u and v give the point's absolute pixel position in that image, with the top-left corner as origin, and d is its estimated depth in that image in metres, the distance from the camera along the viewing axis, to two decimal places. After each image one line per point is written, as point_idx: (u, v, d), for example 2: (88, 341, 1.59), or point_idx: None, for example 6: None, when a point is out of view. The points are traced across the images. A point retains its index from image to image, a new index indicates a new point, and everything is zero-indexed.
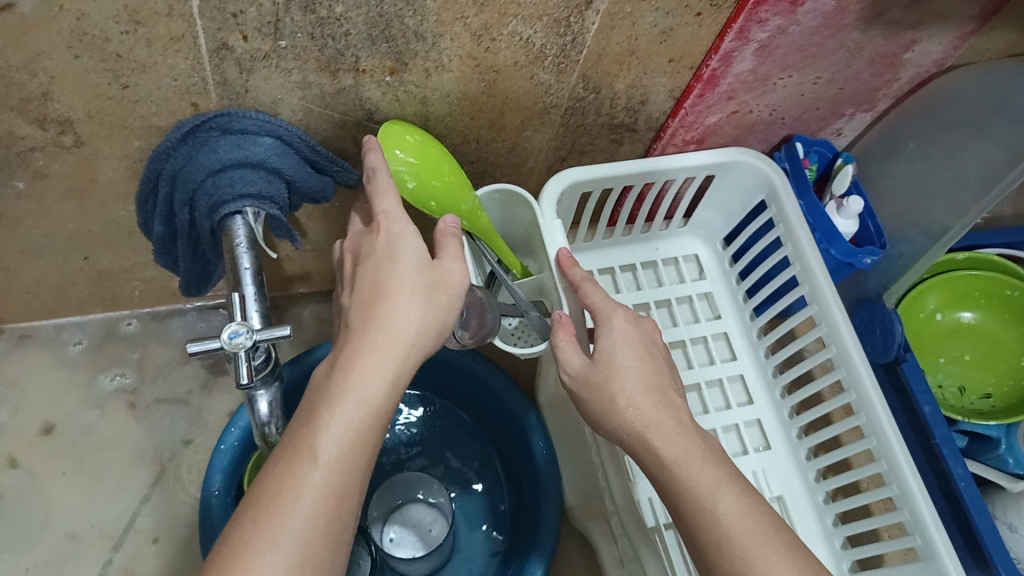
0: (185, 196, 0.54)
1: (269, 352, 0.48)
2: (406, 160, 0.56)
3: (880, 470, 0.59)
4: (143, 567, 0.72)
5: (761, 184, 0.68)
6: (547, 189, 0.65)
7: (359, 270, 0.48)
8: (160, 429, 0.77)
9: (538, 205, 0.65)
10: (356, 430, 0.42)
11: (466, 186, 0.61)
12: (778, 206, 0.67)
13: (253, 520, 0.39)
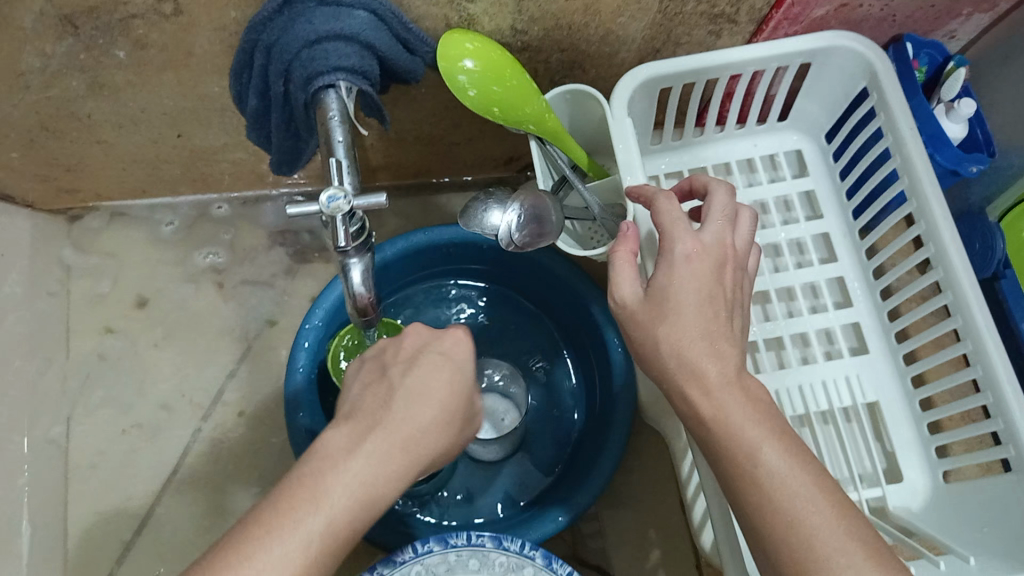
0: (281, 67, 0.55)
1: (364, 222, 0.48)
2: (469, 71, 0.57)
3: (974, 376, 0.57)
4: (230, 436, 0.75)
5: (862, 69, 0.65)
6: (617, 89, 0.64)
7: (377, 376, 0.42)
8: (246, 309, 0.79)
9: (609, 106, 0.64)
10: (328, 522, 0.37)
11: (533, 90, 0.61)
12: (880, 93, 0.64)
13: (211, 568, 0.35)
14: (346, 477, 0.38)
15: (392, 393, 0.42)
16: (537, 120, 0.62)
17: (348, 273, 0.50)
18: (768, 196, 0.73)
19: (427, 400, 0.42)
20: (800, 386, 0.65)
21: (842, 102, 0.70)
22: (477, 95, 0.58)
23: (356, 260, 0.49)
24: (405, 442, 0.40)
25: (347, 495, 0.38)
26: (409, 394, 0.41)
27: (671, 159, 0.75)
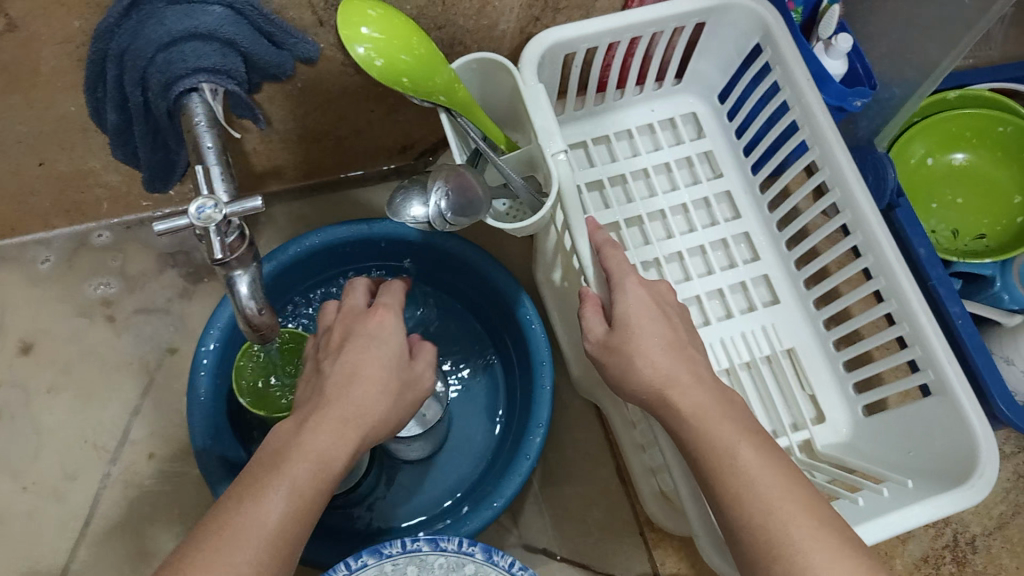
0: (136, 76, 0.51)
1: (243, 231, 0.45)
2: (371, 37, 0.54)
3: (890, 310, 0.59)
4: (141, 478, 0.71)
5: (756, 26, 0.65)
6: (525, 55, 0.62)
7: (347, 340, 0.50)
8: (144, 341, 0.75)
9: (518, 70, 0.61)
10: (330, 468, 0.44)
11: (440, 58, 0.59)
12: (774, 48, 0.64)
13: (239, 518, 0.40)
14: (273, 498, 0.41)
15: (331, 406, 0.46)
16: (447, 90, 0.59)
17: (234, 287, 0.47)
18: (669, 160, 0.73)
19: (352, 432, 0.45)
20: (720, 339, 0.67)
21: (737, 60, 0.70)
22: (385, 64, 0.55)
23: (241, 272, 0.47)
24: (323, 468, 0.43)
25: (275, 514, 0.41)
26: (331, 413, 0.45)
27: (579, 126, 0.74)
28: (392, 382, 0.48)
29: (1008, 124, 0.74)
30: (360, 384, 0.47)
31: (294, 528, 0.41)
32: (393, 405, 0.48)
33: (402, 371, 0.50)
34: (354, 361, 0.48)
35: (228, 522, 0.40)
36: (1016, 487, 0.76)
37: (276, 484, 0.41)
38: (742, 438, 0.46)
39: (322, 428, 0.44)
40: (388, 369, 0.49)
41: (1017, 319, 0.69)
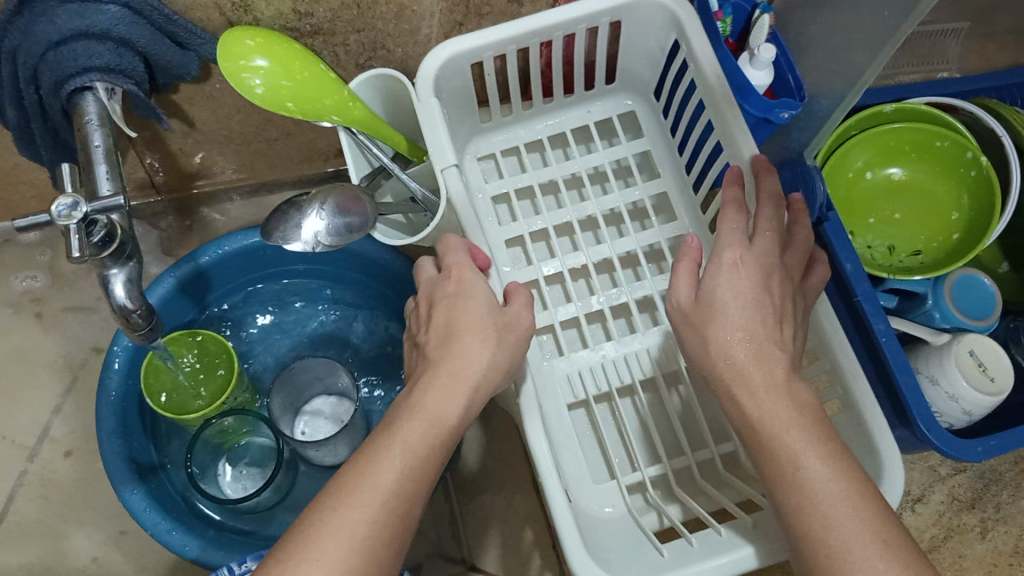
0: (27, 72, 0.51)
1: (111, 230, 0.46)
2: (250, 66, 0.54)
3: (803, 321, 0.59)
4: (58, 476, 0.74)
5: (671, 23, 0.65)
6: (421, 71, 0.61)
7: (433, 311, 0.51)
8: (70, 339, 0.78)
9: (414, 85, 0.62)
10: (434, 436, 0.44)
11: (334, 80, 0.57)
12: (688, 44, 0.64)
13: (345, 491, 0.41)
14: (392, 458, 0.42)
15: (449, 369, 0.47)
16: (342, 111, 0.58)
17: (109, 285, 0.49)
18: (604, 161, 0.71)
19: (467, 394, 0.47)
20: (626, 356, 0.66)
21: (661, 58, 0.69)
22: (265, 89, 0.54)
23: (116, 271, 0.48)
24: (445, 430, 0.45)
25: (394, 476, 0.42)
26: (444, 377, 0.47)
27: (508, 133, 0.74)
28: (498, 332, 0.49)
29: (947, 138, 0.72)
30: (461, 343, 0.48)
31: (415, 485, 0.43)
32: (503, 354, 0.49)
33: (504, 321, 0.50)
34: (454, 317, 0.49)
35: (357, 477, 0.41)
36: (950, 510, 0.77)
37: (397, 443, 0.43)
38: (811, 444, 0.45)
39: (442, 392, 0.46)
40: (486, 322, 0.49)
41: (943, 338, 0.68)
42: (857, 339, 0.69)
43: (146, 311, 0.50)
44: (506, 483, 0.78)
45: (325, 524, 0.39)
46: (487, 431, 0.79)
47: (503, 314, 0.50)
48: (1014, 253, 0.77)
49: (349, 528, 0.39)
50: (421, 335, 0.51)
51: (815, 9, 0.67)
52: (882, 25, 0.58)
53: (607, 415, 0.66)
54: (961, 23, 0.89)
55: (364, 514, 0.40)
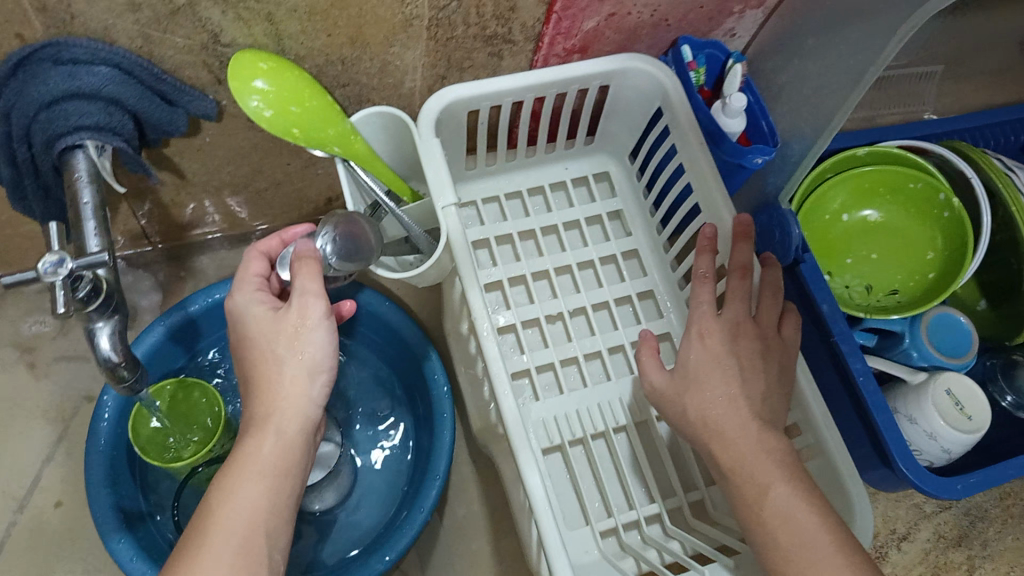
0: (20, 132, 0.53)
1: (97, 284, 0.48)
2: (261, 90, 0.56)
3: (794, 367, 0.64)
4: (46, 526, 0.75)
5: (655, 91, 0.68)
6: (423, 110, 0.64)
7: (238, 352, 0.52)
8: (62, 386, 0.80)
9: (415, 126, 0.64)
10: (269, 477, 0.47)
11: (333, 108, 0.61)
12: (671, 111, 0.68)
13: (188, 554, 0.44)
14: (222, 521, 0.45)
15: (260, 413, 0.49)
16: (343, 141, 0.62)
17: (94, 338, 0.50)
18: (581, 218, 0.75)
19: (279, 429, 0.48)
20: (597, 403, 0.69)
21: (642, 123, 0.72)
22: (274, 115, 0.57)
23: (101, 324, 0.50)
24: (281, 466, 0.48)
25: (238, 523, 0.45)
26: (255, 425, 0.48)
27: (489, 182, 0.76)
28: (286, 344, 0.49)
29: (919, 180, 0.74)
30: (268, 381, 0.49)
31: (259, 532, 0.45)
32: (311, 357, 0.50)
33: (279, 323, 0.50)
34: (251, 362, 0.50)
35: (194, 550, 0.44)
36: (937, 547, 0.78)
37: (225, 503, 0.46)
38: (770, 481, 0.53)
39: (262, 438, 0.48)
40: (269, 339, 0.50)
41: (920, 376, 0.69)
42: (836, 380, 0.71)
43: (131, 363, 0.52)
44: (492, 525, 0.79)
45: None
46: (473, 473, 0.80)
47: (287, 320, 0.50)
48: (990, 290, 0.77)
49: None
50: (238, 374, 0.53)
51: (787, 57, 0.69)
52: (848, 74, 0.60)
53: (581, 455, 0.70)
54: (934, 67, 0.89)
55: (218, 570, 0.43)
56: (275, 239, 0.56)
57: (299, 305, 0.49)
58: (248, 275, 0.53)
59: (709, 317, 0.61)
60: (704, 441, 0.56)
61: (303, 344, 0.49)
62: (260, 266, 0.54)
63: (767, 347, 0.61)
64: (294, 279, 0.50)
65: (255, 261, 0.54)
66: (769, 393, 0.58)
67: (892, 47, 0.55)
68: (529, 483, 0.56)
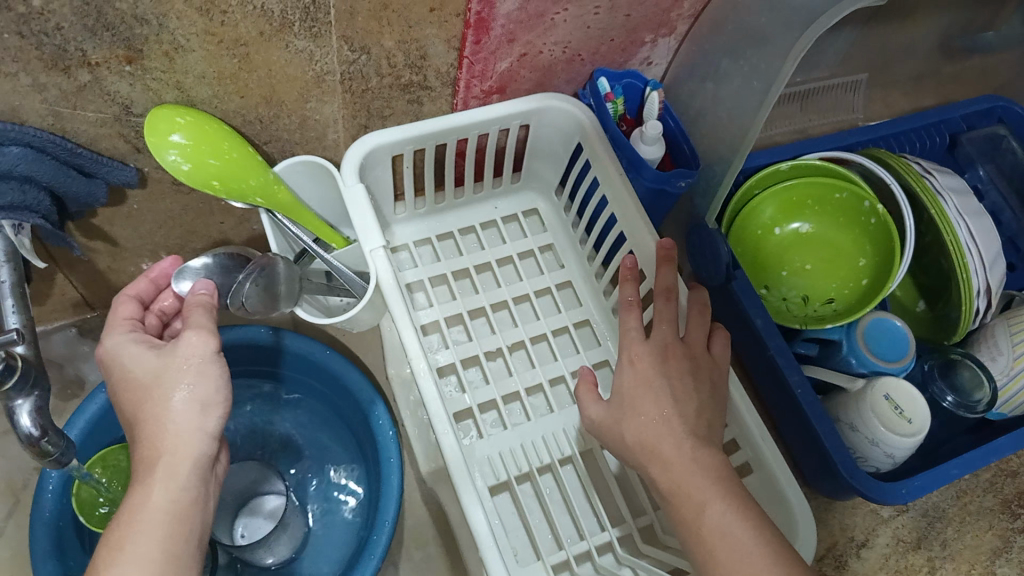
0: None
1: (10, 362, 0.48)
2: (179, 144, 0.55)
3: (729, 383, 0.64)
4: None
5: (575, 126, 0.70)
6: (346, 157, 0.65)
7: (121, 398, 0.50)
8: (10, 460, 0.81)
9: (340, 174, 0.65)
10: (165, 523, 0.46)
11: (254, 159, 0.61)
12: (590, 145, 0.70)
13: None
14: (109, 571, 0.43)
15: (147, 458, 0.47)
16: (265, 191, 0.61)
17: (16, 416, 0.51)
18: (513, 253, 0.77)
19: (170, 472, 0.47)
20: (541, 436, 0.70)
21: (565, 157, 0.75)
22: (193, 168, 0.56)
23: (21, 401, 0.50)
24: (174, 512, 0.46)
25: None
26: (144, 470, 0.47)
27: (421, 225, 0.78)
28: (169, 378, 0.49)
29: (844, 189, 0.76)
30: (155, 422, 0.48)
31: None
32: (199, 391, 0.49)
33: (166, 361, 0.50)
34: (137, 403, 0.49)
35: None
36: (896, 552, 0.78)
37: (112, 553, 0.44)
38: (710, 498, 0.52)
39: (151, 482, 0.46)
40: (150, 378, 0.49)
41: (858, 383, 0.70)
42: (776, 392, 0.71)
43: (54, 437, 0.52)
44: (451, 567, 0.78)
45: None
46: (430, 515, 0.81)
47: (173, 355, 0.50)
48: (927, 292, 0.80)
49: None
50: (123, 422, 0.52)
51: (700, 82, 0.70)
52: (757, 95, 0.62)
53: (529, 491, 0.70)
54: (860, 76, 0.89)
55: None
56: (144, 281, 0.58)
57: (186, 338, 0.50)
58: (118, 318, 0.55)
59: (638, 342, 0.62)
60: (639, 464, 0.56)
61: (191, 377, 0.49)
62: (130, 308, 0.56)
63: (698, 366, 0.62)
64: (185, 321, 0.52)
65: (125, 304, 0.56)
66: (704, 412, 0.59)
67: (791, 64, 0.57)
68: (473, 516, 0.56)
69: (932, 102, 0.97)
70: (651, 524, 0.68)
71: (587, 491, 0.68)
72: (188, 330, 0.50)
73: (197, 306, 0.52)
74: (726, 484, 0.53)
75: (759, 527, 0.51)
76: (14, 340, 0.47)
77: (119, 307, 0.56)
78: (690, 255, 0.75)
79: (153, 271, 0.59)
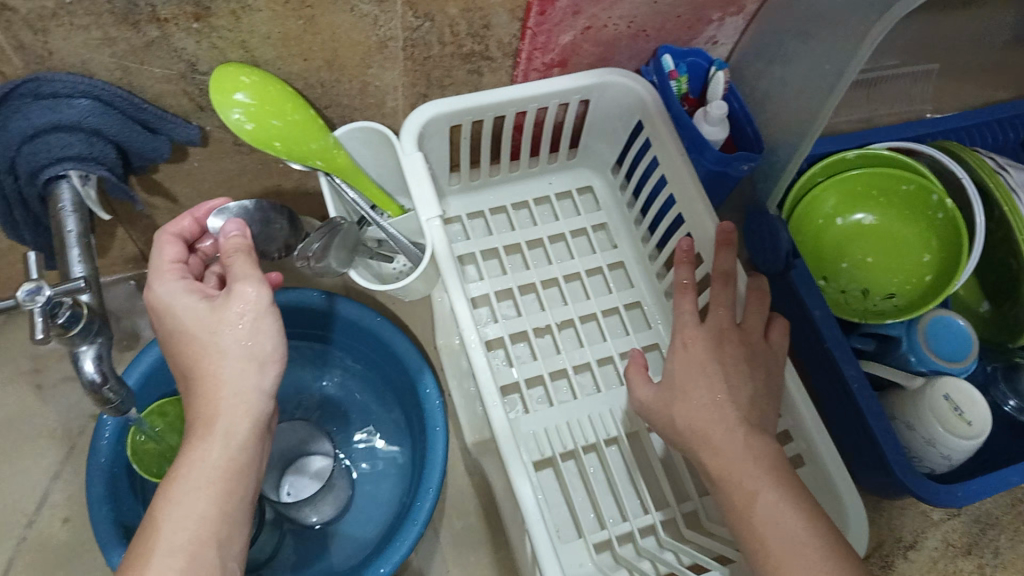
0: (6, 163, 0.55)
1: (76, 309, 0.50)
2: (243, 103, 0.55)
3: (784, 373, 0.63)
4: (54, 542, 0.79)
5: (637, 104, 0.69)
6: (405, 124, 0.65)
7: (174, 349, 0.50)
8: (68, 407, 0.84)
9: (398, 141, 0.65)
10: (219, 481, 0.46)
11: (315, 122, 0.61)
12: (652, 123, 0.68)
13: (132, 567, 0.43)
14: (167, 527, 0.44)
15: (204, 415, 0.48)
16: (325, 155, 0.62)
17: (79, 362, 0.53)
18: (565, 230, 0.76)
19: (227, 430, 0.47)
20: (586, 416, 0.69)
21: (625, 136, 0.74)
22: (255, 127, 0.56)
23: (85, 347, 0.52)
24: (229, 469, 0.47)
25: (183, 533, 0.44)
26: (202, 426, 0.47)
27: (474, 198, 0.77)
28: (226, 336, 0.49)
29: (911, 181, 0.73)
30: (213, 379, 0.48)
31: (208, 543, 0.44)
32: (255, 349, 0.49)
33: (219, 317, 0.49)
34: (192, 358, 0.49)
35: (139, 558, 0.43)
36: (946, 556, 0.76)
37: (171, 508, 0.45)
38: (760, 486, 0.52)
39: (207, 440, 0.47)
40: (207, 333, 0.49)
41: (917, 380, 0.68)
42: (830, 386, 0.70)
43: (117, 385, 0.54)
44: (491, 538, 0.79)
45: None
46: (472, 487, 0.82)
47: (226, 310, 0.49)
48: (991, 291, 0.76)
49: None
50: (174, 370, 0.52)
51: (767, 63, 0.68)
52: (828, 77, 0.60)
53: (573, 468, 0.70)
54: (929, 66, 0.84)
55: None
56: (187, 219, 0.56)
57: (237, 290, 0.49)
58: (164, 262, 0.52)
59: (692, 325, 0.62)
60: (688, 448, 0.56)
61: (248, 334, 0.49)
62: (175, 250, 0.53)
63: (751, 353, 0.61)
64: (227, 269, 0.50)
65: (170, 246, 0.53)
66: (756, 399, 0.58)
67: (866, 46, 0.55)
68: (521, 490, 0.56)
69: (1010, 94, 0.93)
70: (695, 510, 0.67)
71: (632, 474, 0.68)
72: (239, 282, 0.49)
73: (231, 253, 0.50)
74: (777, 473, 0.53)
75: (809, 518, 0.50)
76: (80, 287, 0.49)
77: (163, 251, 0.53)
78: (748, 242, 0.74)
79: (197, 210, 0.57)
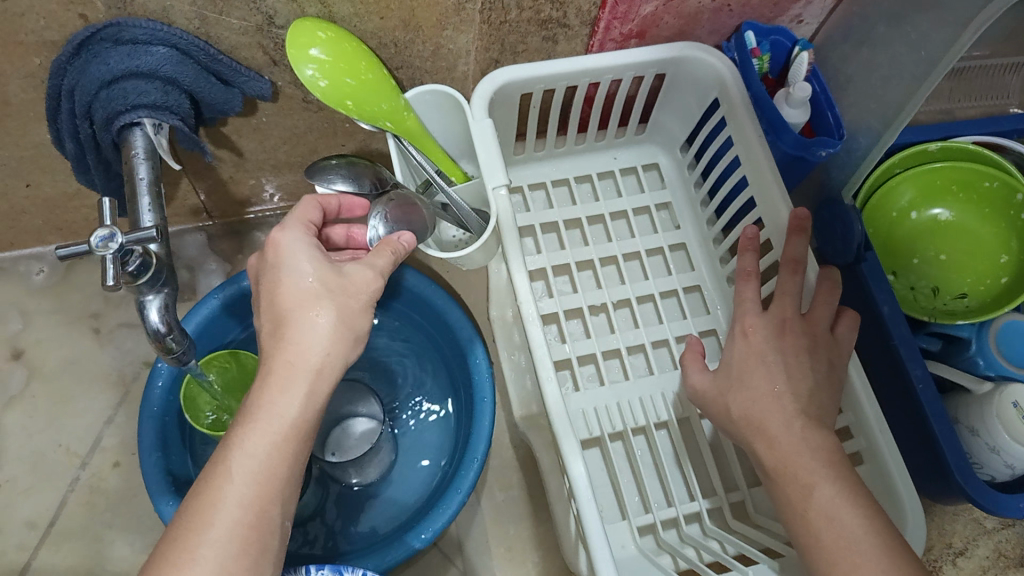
0: (83, 108, 0.55)
1: (146, 258, 0.50)
2: (319, 58, 0.54)
3: (851, 366, 0.61)
4: (105, 484, 0.81)
5: (714, 83, 0.67)
6: (477, 90, 0.64)
7: (265, 291, 0.48)
8: (124, 353, 0.86)
9: (469, 106, 0.64)
10: (290, 437, 0.45)
11: (388, 82, 0.60)
12: (729, 103, 0.66)
13: (194, 511, 0.42)
14: (238, 475, 0.43)
15: (281, 364, 0.46)
16: (395, 117, 0.61)
17: (145, 310, 0.53)
18: (627, 208, 0.75)
19: (308, 388, 0.46)
20: (638, 397, 0.68)
21: (697, 114, 0.71)
22: (329, 85, 0.55)
23: (151, 297, 0.52)
24: (301, 425, 0.45)
25: (249, 483, 0.43)
26: (282, 376, 0.45)
27: (536, 168, 0.76)
28: (335, 301, 0.47)
29: (995, 178, 0.70)
30: (300, 330, 0.46)
31: (273, 498, 0.43)
32: (351, 315, 0.48)
33: (334, 285, 0.48)
34: (285, 308, 0.47)
35: (206, 501, 0.42)
36: (995, 566, 0.76)
37: (241, 454, 0.43)
38: (819, 480, 0.50)
39: (284, 391, 0.45)
40: (316, 293, 0.47)
41: (985, 386, 0.66)
42: (891, 384, 0.68)
43: (179, 336, 0.54)
44: (532, 511, 0.80)
45: (178, 557, 0.40)
46: (515, 459, 0.82)
47: (344, 280, 0.48)
48: None
49: (205, 547, 0.40)
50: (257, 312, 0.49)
51: (856, 46, 0.65)
52: (923, 65, 0.57)
53: (620, 450, 0.69)
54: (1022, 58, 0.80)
55: (223, 532, 0.41)
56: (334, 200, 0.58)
57: (361, 270, 0.49)
58: (301, 217, 0.52)
59: (754, 313, 0.60)
60: (745, 438, 0.55)
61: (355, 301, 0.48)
62: (314, 215, 0.53)
63: (815, 344, 0.59)
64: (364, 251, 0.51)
65: (309, 206, 0.53)
66: (818, 392, 0.56)
67: (970, 34, 0.52)
68: (571, 469, 0.55)
69: None
70: (743, 501, 0.66)
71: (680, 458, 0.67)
72: (369, 267, 0.49)
73: (384, 245, 0.51)
74: (839, 469, 0.51)
75: (871, 516, 0.48)
76: (152, 238, 0.48)
77: (300, 209, 0.52)
78: (818, 231, 0.72)
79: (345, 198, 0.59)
